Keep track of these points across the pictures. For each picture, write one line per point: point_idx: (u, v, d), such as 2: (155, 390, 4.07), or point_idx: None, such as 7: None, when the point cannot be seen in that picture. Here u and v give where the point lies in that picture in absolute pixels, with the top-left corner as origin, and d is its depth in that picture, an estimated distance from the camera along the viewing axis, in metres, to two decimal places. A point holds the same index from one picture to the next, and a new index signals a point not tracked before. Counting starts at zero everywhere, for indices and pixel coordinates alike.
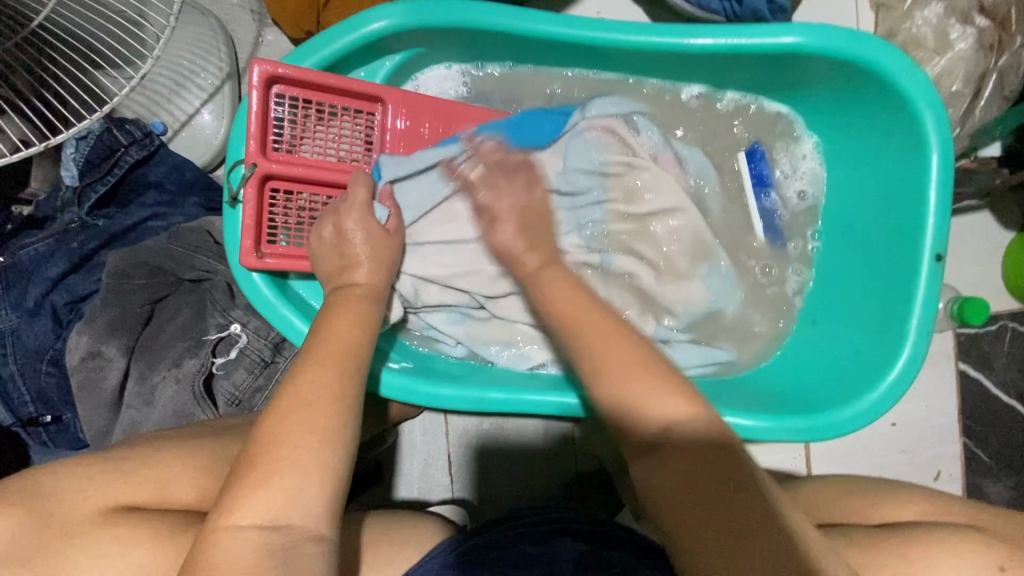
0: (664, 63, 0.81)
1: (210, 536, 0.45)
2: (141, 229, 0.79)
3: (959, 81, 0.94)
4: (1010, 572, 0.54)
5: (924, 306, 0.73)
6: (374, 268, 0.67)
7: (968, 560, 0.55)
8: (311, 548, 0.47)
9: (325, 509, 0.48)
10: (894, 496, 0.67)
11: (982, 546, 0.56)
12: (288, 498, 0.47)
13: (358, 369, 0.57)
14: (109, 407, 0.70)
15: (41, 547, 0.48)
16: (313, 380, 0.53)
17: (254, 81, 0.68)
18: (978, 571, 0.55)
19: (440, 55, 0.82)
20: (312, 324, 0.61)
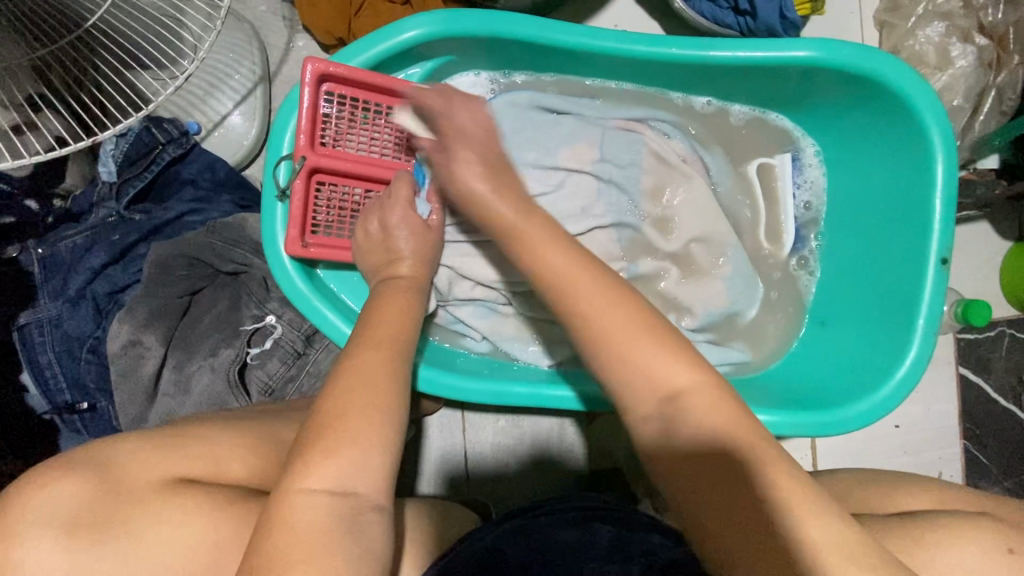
0: (684, 74, 0.85)
1: (276, 503, 0.47)
2: (178, 223, 0.81)
3: (960, 96, 0.99)
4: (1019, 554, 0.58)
5: (932, 305, 0.77)
6: (504, 197, 0.59)
7: (983, 548, 0.58)
8: (368, 516, 0.49)
9: (381, 481, 0.51)
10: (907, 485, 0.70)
11: (991, 529, 0.59)
12: (351, 468, 0.49)
13: (404, 353, 0.59)
14: (146, 395, 0.72)
15: (99, 516, 0.49)
16: (372, 358, 0.56)
17: (307, 78, 0.71)
18: (990, 553, 0.58)
19: (471, 62, 0.86)
20: (367, 312, 0.64)
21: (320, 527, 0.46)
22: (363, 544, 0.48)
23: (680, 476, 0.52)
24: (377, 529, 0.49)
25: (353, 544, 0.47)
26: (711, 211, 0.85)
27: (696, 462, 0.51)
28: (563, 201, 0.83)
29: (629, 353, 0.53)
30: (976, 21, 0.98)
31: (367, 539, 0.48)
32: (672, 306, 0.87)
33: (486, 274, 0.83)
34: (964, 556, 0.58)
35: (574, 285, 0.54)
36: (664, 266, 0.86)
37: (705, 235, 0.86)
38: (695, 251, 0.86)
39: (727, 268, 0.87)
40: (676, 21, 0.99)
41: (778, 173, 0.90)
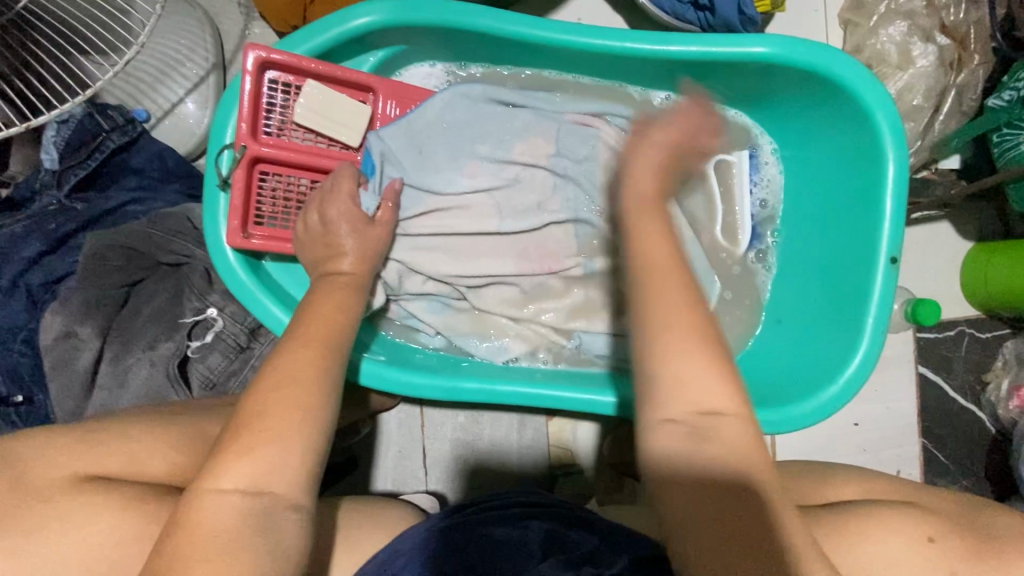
0: (640, 69, 0.84)
1: (187, 500, 0.47)
2: (119, 213, 0.80)
3: (921, 96, 0.99)
4: (940, 543, 0.58)
5: (881, 305, 0.77)
6: (656, 173, 0.60)
7: (904, 537, 0.58)
8: (284, 515, 0.48)
9: (301, 481, 0.50)
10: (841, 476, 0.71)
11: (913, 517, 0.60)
12: (268, 467, 0.48)
13: (334, 350, 0.58)
14: (82, 387, 0.70)
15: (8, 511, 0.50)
16: (301, 356, 0.56)
17: (248, 66, 0.70)
18: (911, 542, 0.58)
19: (425, 53, 0.84)
20: (300, 307, 0.63)
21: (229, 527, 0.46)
22: (273, 539, 0.47)
23: (679, 498, 0.48)
24: (294, 529, 0.49)
25: (263, 545, 0.46)
26: (670, 207, 0.85)
27: (712, 502, 0.47)
28: (516, 196, 0.82)
29: (663, 356, 0.50)
30: (937, 21, 0.98)
31: (279, 537, 0.48)
32: (627, 302, 0.87)
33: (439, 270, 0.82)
34: (883, 544, 0.58)
35: (654, 270, 0.53)
36: (619, 263, 0.86)
37: (663, 232, 0.85)
38: None
39: (686, 265, 0.86)
40: (639, 15, 0.97)
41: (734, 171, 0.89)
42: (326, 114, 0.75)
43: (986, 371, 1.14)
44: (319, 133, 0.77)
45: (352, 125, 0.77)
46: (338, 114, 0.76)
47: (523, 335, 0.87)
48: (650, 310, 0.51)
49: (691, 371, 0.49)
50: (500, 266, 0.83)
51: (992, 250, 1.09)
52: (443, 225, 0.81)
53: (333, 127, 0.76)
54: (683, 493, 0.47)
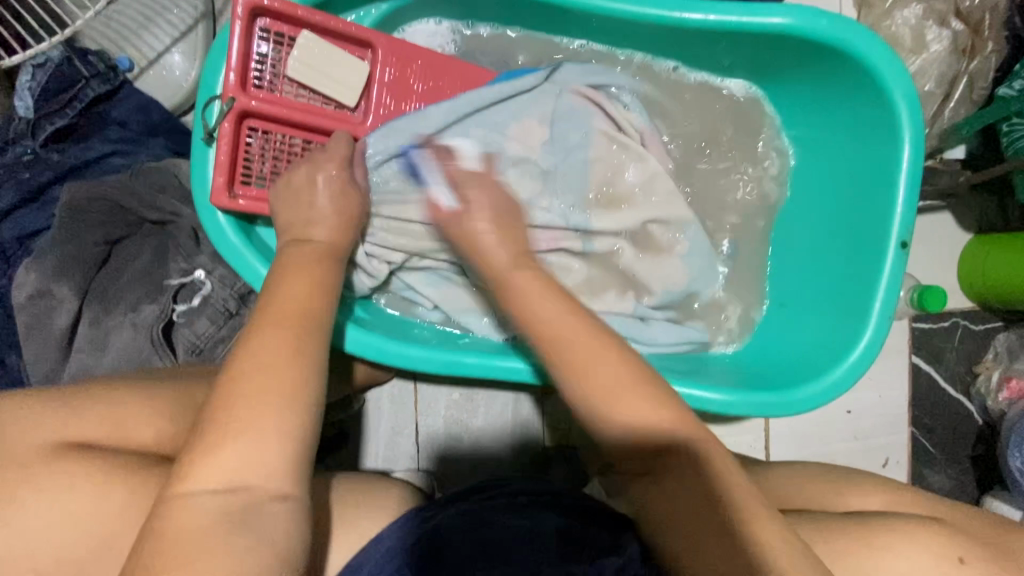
0: (655, 37, 0.81)
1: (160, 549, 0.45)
2: (101, 165, 0.75)
3: (932, 82, 0.98)
4: (969, 563, 0.59)
5: (889, 290, 0.76)
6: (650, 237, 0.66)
7: (932, 554, 0.60)
8: (276, 499, 0.48)
9: (291, 462, 0.49)
10: (857, 482, 0.71)
11: (944, 538, 0.61)
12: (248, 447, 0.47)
13: (319, 314, 0.57)
14: (58, 350, 0.66)
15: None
16: (285, 353, 0.53)
17: (238, 12, 0.65)
18: (937, 561, 0.59)
19: (430, 9, 0.80)
20: (299, 285, 0.58)
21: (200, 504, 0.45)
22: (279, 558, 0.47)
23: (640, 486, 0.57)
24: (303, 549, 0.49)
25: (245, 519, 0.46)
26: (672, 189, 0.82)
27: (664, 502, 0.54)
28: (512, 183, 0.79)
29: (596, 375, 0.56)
30: (954, 5, 0.96)
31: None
32: (631, 282, 0.84)
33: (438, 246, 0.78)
34: (914, 562, 0.59)
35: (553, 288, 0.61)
36: (617, 242, 0.82)
37: (668, 214, 0.82)
38: (656, 229, 0.83)
39: (691, 247, 0.83)
40: None
41: (740, 158, 0.87)
42: (323, 68, 0.71)
43: (978, 363, 1.15)
44: (313, 89, 0.72)
45: (348, 83, 0.72)
46: (335, 69, 0.71)
47: None
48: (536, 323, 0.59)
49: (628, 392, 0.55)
50: None
51: (991, 242, 1.09)
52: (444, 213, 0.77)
53: (329, 83, 0.72)
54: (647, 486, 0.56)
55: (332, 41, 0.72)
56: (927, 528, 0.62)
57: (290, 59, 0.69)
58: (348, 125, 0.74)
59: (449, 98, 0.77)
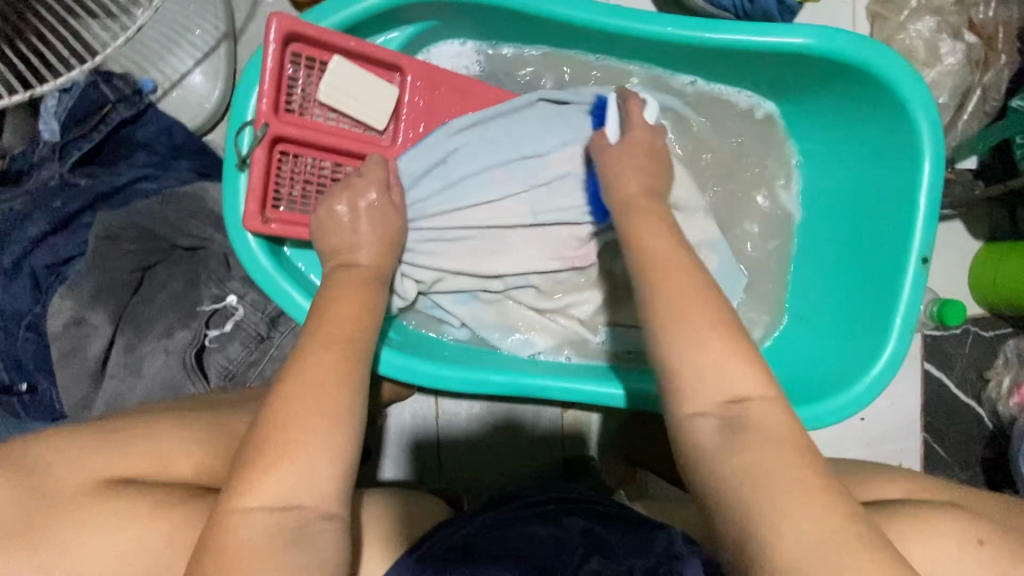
0: (677, 56, 0.82)
1: None
2: (128, 191, 0.74)
3: (945, 94, 0.99)
4: (989, 546, 0.60)
5: (910, 304, 0.77)
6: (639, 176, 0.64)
7: (954, 540, 0.60)
8: (319, 532, 0.49)
9: (334, 493, 0.50)
10: (878, 477, 0.72)
11: (965, 520, 0.62)
12: (296, 480, 0.49)
13: (359, 342, 0.58)
14: (92, 377, 0.66)
15: (40, 518, 0.48)
16: (322, 370, 0.54)
17: (272, 37, 0.65)
18: (962, 545, 0.60)
19: (455, 30, 0.80)
20: (332, 309, 0.59)
21: (254, 534, 0.47)
22: None
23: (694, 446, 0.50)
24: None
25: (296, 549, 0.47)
26: (697, 200, 0.83)
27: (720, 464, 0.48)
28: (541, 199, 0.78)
29: (682, 330, 0.51)
30: (965, 19, 0.98)
31: None
32: None
33: (468, 263, 0.79)
34: (934, 546, 0.60)
35: (670, 263, 0.55)
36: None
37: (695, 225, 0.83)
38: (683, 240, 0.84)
39: (720, 259, 0.84)
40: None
41: (760, 176, 0.88)
42: (352, 93, 0.71)
43: (988, 368, 1.17)
44: (342, 113, 0.73)
45: (377, 107, 0.73)
46: (364, 94, 0.72)
47: (553, 329, 0.85)
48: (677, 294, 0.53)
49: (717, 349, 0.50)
50: (530, 262, 0.80)
51: (1000, 249, 1.11)
52: (470, 228, 0.78)
53: (359, 108, 0.72)
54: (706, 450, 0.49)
55: (362, 65, 0.73)
56: (948, 514, 0.62)
57: (320, 84, 0.70)
58: (376, 147, 0.75)
59: (467, 117, 0.78)
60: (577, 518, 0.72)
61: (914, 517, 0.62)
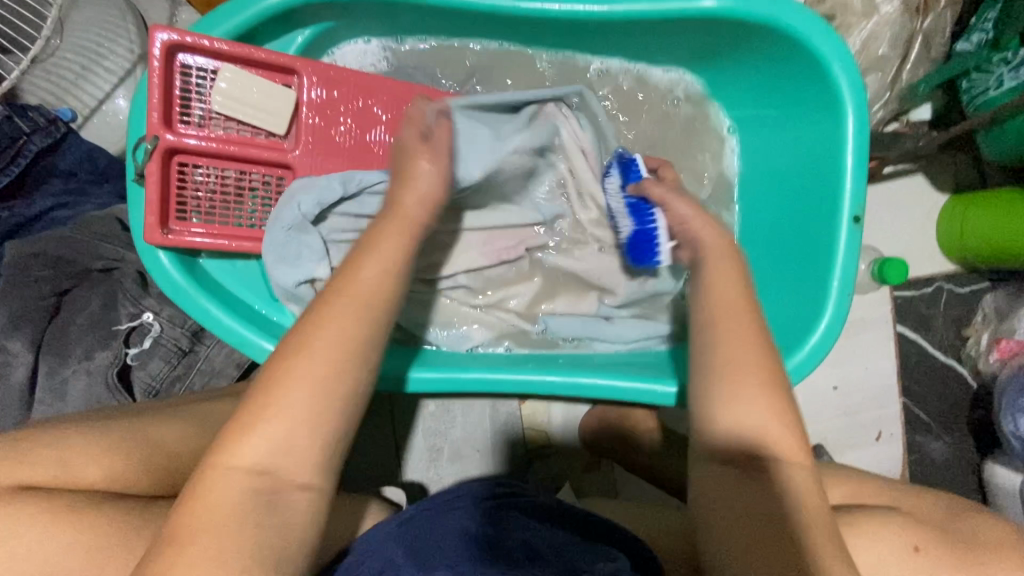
0: (584, 34, 0.80)
1: None
2: (47, 219, 0.77)
3: (886, 45, 0.92)
4: (925, 551, 0.58)
5: (845, 267, 0.74)
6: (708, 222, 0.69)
7: (887, 545, 0.58)
8: None
9: None
10: (824, 472, 0.70)
11: (901, 526, 0.60)
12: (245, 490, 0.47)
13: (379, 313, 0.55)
14: (19, 404, 0.68)
15: None
16: None
17: (155, 51, 0.66)
18: (894, 550, 0.58)
19: (357, 29, 0.80)
20: None
21: (232, 499, 0.46)
22: None
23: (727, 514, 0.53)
24: None
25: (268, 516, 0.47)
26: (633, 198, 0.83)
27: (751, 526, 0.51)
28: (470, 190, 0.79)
29: (733, 391, 0.57)
30: None
31: None
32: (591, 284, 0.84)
33: None
34: (870, 552, 0.58)
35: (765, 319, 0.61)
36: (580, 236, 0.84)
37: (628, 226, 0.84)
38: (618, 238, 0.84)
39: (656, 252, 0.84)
40: None
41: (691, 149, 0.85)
42: (248, 100, 0.71)
43: (966, 326, 1.12)
44: (241, 121, 0.73)
45: (275, 111, 0.72)
46: (260, 99, 0.71)
47: (488, 322, 0.83)
48: (726, 351, 0.59)
49: (747, 400, 0.56)
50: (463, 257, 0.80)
51: (968, 200, 1.06)
52: None
53: (255, 114, 0.72)
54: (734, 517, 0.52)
55: (258, 70, 0.72)
56: (885, 523, 0.60)
57: (214, 92, 0.70)
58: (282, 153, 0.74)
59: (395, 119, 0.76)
60: (516, 512, 0.73)
61: (852, 521, 0.60)
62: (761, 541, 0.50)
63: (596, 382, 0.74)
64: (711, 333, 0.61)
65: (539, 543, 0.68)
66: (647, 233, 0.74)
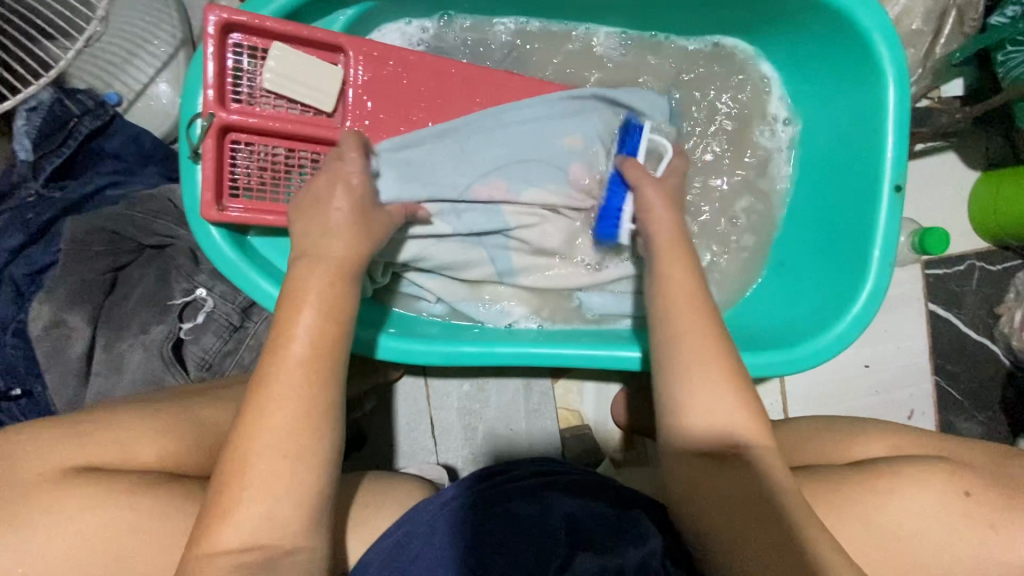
0: (620, 10, 0.81)
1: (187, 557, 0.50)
2: (99, 197, 0.78)
3: (920, 19, 0.92)
4: (975, 497, 0.60)
5: (886, 237, 0.74)
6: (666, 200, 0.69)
7: (937, 492, 0.60)
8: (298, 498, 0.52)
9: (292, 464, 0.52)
10: (866, 428, 0.71)
11: (949, 473, 0.61)
12: (257, 486, 0.51)
13: None
14: (78, 377, 0.70)
15: (21, 505, 0.52)
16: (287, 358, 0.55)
17: (210, 30, 0.68)
18: (942, 498, 0.60)
19: (398, 9, 0.81)
20: None
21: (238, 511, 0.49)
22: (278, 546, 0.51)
23: (700, 469, 0.60)
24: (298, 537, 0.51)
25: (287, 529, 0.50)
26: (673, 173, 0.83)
27: (717, 477, 0.60)
28: (517, 165, 0.77)
29: (674, 361, 0.61)
30: None
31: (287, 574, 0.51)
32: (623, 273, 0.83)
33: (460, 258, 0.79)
34: (917, 501, 0.59)
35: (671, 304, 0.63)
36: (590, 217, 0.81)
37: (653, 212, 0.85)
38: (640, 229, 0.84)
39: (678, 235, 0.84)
40: None
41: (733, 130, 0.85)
42: (298, 78, 0.72)
43: (999, 304, 1.12)
44: (290, 99, 0.73)
45: (323, 88, 0.73)
46: (309, 76, 0.72)
47: (526, 297, 0.84)
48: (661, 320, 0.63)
49: (686, 362, 0.60)
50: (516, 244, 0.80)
51: (998, 178, 1.06)
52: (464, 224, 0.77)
53: (307, 92, 0.73)
54: (698, 471, 0.60)
55: (306, 48, 0.73)
56: (932, 470, 0.61)
57: (264, 71, 0.71)
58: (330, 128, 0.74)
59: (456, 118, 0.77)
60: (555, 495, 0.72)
61: (899, 472, 0.61)
62: (726, 497, 0.59)
63: (612, 354, 0.76)
64: (675, 351, 0.61)
65: (591, 528, 0.68)
66: (613, 208, 0.74)
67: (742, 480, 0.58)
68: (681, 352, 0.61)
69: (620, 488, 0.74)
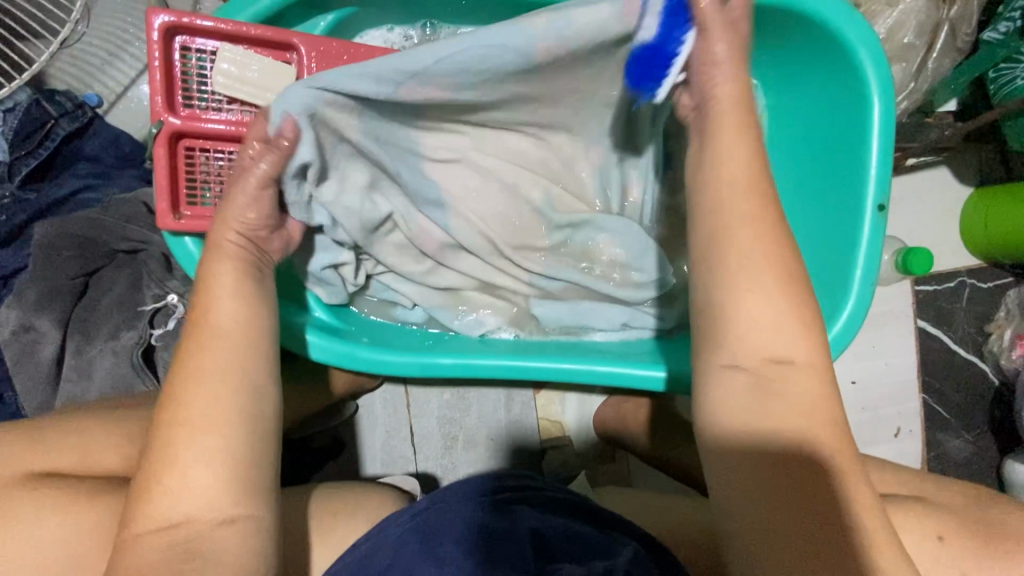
0: None
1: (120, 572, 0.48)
2: (73, 201, 0.78)
3: (912, 33, 0.89)
4: (949, 541, 0.59)
5: (868, 256, 0.73)
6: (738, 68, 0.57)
7: (914, 535, 0.59)
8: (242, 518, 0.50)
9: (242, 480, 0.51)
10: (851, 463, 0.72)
11: (925, 516, 0.61)
12: (201, 503, 0.49)
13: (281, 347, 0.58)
14: (47, 381, 0.69)
15: None
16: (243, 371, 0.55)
17: (153, 32, 0.64)
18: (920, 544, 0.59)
19: (380, 15, 0.80)
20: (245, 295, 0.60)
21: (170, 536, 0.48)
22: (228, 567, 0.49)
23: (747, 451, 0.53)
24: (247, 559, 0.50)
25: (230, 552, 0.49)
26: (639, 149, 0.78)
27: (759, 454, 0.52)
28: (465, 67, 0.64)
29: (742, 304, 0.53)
30: None
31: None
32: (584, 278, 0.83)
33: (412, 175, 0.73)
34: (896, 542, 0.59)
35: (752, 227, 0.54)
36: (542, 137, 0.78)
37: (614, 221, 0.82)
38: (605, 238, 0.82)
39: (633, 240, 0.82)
40: None
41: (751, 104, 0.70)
42: (251, 78, 0.68)
43: (989, 322, 1.10)
44: (243, 101, 0.69)
45: (279, 88, 0.69)
46: (262, 76, 0.68)
47: (502, 307, 0.83)
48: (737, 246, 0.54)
49: (760, 302, 0.53)
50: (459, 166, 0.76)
51: (991, 195, 1.04)
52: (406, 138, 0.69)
53: (255, 91, 0.68)
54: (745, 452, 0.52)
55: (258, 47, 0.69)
56: (907, 510, 0.61)
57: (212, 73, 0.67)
58: None
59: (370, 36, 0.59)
60: (525, 508, 0.72)
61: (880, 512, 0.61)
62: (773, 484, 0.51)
63: (588, 368, 0.74)
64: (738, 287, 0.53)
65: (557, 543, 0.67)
66: (671, 48, 0.57)
67: (786, 459, 0.51)
68: (741, 292, 0.53)
69: (593, 508, 0.74)
